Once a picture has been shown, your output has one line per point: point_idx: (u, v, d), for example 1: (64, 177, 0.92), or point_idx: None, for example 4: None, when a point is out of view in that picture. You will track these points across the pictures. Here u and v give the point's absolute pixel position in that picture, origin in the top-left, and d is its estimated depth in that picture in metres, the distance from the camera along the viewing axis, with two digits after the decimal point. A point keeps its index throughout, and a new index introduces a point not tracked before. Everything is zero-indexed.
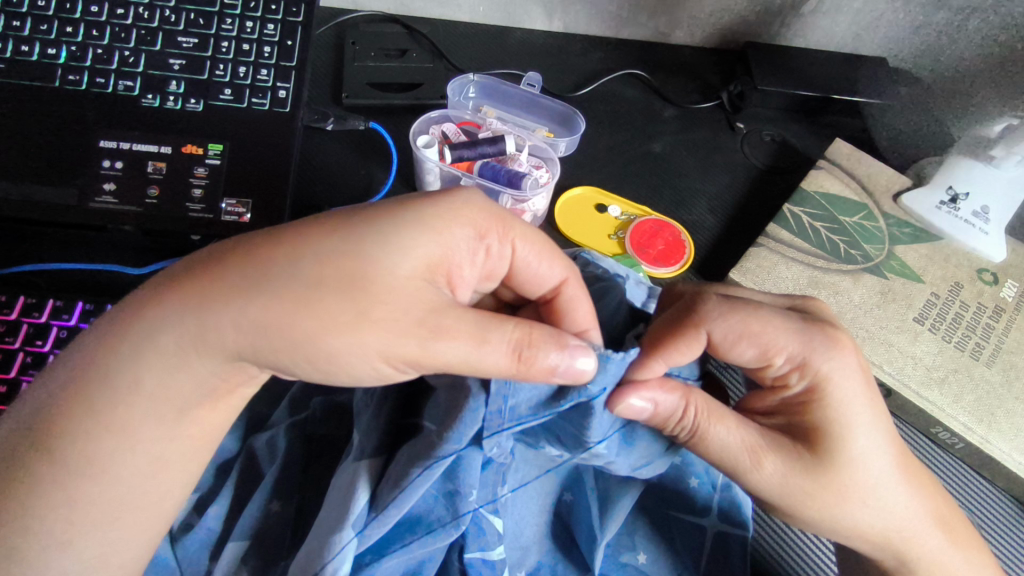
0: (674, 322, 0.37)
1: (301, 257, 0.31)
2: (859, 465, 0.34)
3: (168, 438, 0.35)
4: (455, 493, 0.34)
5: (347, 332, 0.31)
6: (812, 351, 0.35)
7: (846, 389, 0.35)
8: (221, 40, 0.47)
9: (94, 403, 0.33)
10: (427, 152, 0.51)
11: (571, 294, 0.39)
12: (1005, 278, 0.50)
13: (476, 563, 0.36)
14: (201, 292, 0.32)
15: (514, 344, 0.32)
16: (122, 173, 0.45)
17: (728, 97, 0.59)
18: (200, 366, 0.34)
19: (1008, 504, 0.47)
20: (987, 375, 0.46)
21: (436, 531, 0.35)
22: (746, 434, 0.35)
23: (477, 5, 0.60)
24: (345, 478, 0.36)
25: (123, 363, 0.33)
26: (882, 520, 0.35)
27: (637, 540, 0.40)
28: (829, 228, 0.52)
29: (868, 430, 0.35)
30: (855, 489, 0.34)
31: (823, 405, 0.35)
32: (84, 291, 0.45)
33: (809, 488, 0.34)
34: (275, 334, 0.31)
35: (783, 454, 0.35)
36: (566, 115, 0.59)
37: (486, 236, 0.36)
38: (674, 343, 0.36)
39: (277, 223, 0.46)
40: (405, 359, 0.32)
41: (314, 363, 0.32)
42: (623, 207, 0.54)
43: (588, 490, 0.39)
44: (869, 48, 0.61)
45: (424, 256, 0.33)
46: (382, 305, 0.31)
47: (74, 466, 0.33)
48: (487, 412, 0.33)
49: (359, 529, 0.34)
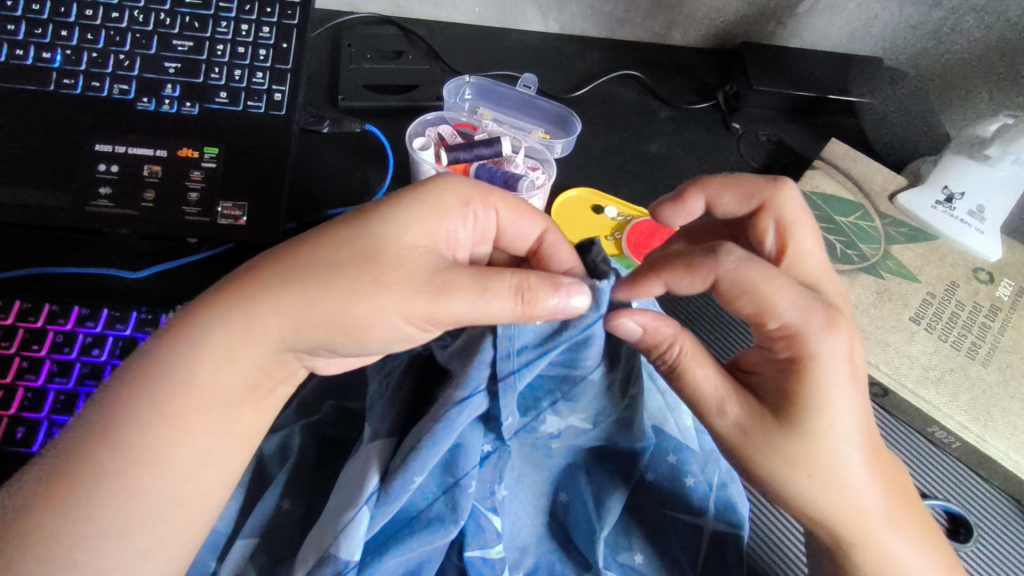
0: (687, 254, 0.36)
1: (324, 246, 0.33)
2: (824, 442, 0.33)
3: (213, 438, 0.35)
4: (455, 486, 0.35)
5: (370, 296, 0.32)
6: (809, 326, 0.33)
7: (833, 371, 0.32)
8: (216, 43, 0.47)
9: (153, 397, 0.34)
10: (423, 154, 0.51)
11: (555, 241, 0.39)
12: (1001, 277, 0.50)
13: (476, 562, 0.35)
14: (240, 295, 0.33)
15: (518, 284, 0.32)
16: (117, 177, 0.45)
17: (724, 97, 0.60)
18: (247, 358, 0.34)
19: (1006, 503, 0.46)
20: (983, 374, 0.46)
21: (438, 526, 0.35)
22: (721, 383, 0.35)
23: (473, 7, 0.60)
24: (359, 462, 0.37)
25: (175, 360, 0.34)
26: (831, 500, 0.34)
27: (635, 540, 0.40)
28: (825, 229, 0.52)
29: (849, 410, 0.33)
30: (814, 463, 0.33)
31: (802, 375, 0.32)
32: (80, 295, 0.45)
33: (762, 447, 0.33)
34: (310, 313, 0.33)
35: (750, 409, 0.34)
36: (562, 115, 0.58)
37: (471, 203, 0.37)
38: (680, 271, 0.35)
39: (275, 226, 0.47)
40: (429, 317, 0.32)
41: (344, 337, 0.33)
42: (619, 207, 0.54)
43: (583, 481, 0.40)
44: (864, 49, 0.61)
45: (422, 224, 0.35)
46: (398, 271, 0.32)
47: (127, 459, 0.33)
48: (494, 360, 0.33)
49: (371, 507, 0.34)
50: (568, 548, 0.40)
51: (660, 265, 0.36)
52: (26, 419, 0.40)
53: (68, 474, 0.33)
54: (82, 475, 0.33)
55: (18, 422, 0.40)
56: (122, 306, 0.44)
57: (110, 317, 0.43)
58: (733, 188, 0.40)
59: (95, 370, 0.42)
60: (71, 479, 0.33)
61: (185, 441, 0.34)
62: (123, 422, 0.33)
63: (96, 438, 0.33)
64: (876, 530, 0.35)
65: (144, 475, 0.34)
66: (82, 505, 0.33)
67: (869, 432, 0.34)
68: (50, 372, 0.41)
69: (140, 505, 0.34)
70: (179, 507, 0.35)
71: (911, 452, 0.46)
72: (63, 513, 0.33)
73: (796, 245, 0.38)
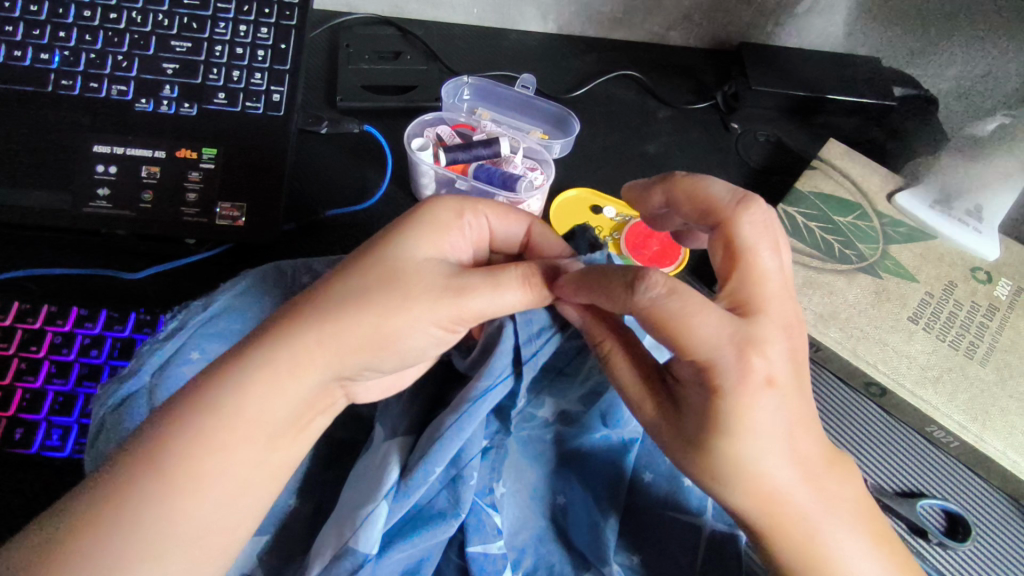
0: (611, 275, 0.32)
1: (351, 273, 0.35)
2: (736, 467, 0.31)
3: (254, 467, 0.34)
4: (457, 480, 0.36)
5: (401, 310, 0.34)
6: (718, 358, 0.30)
7: (749, 403, 0.30)
8: (214, 44, 0.47)
9: (204, 424, 0.32)
10: (421, 155, 0.51)
11: (541, 232, 0.41)
12: (999, 276, 0.50)
13: (478, 559, 0.36)
14: (286, 326, 0.34)
15: (524, 279, 0.35)
16: (116, 178, 0.45)
17: (722, 97, 0.60)
18: (296, 389, 0.34)
19: (1004, 502, 0.46)
20: (981, 374, 0.46)
21: (438, 522, 0.36)
22: (643, 386, 0.34)
23: (471, 7, 0.60)
24: (377, 457, 0.37)
25: (227, 387, 0.33)
26: (750, 519, 0.32)
27: (631, 542, 0.40)
28: (824, 228, 0.52)
29: (769, 428, 0.30)
30: (724, 483, 0.32)
31: (715, 403, 0.30)
32: (78, 297, 0.45)
33: (673, 449, 0.33)
34: (348, 334, 0.34)
35: (665, 417, 0.33)
36: (560, 116, 0.58)
37: (463, 214, 0.38)
38: (602, 297, 0.33)
39: (274, 227, 0.47)
40: (458, 319, 0.35)
41: (380, 354, 0.35)
42: (618, 208, 0.54)
43: (579, 480, 0.41)
44: (862, 48, 0.61)
45: (432, 244, 0.37)
46: (424, 289, 0.34)
47: (173, 484, 0.32)
48: (517, 341, 0.36)
49: (391, 497, 0.35)
50: (572, 553, 0.39)
51: (588, 280, 0.33)
52: (25, 420, 0.40)
53: (110, 498, 0.31)
54: (127, 498, 0.31)
55: (17, 423, 0.40)
56: (121, 307, 0.44)
57: (109, 318, 0.43)
58: (694, 198, 0.35)
59: (94, 371, 0.42)
60: (115, 504, 0.31)
61: (233, 470, 0.33)
62: (172, 446, 0.32)
63: (141, 461, 0.31)
64: (827, 539, 0.32)
65: (190, 501, 0.32)
66: (123, 531, 0.31)
67: (799, 446, 0.31)
68: (49, 373, 0.41)
69: (176, 533, 0.32)
70: (219, 537, 0.33)
71: (910, 452, 0.47)
72: (102, 540, 0.30)
73: (746, 263, 0.32)
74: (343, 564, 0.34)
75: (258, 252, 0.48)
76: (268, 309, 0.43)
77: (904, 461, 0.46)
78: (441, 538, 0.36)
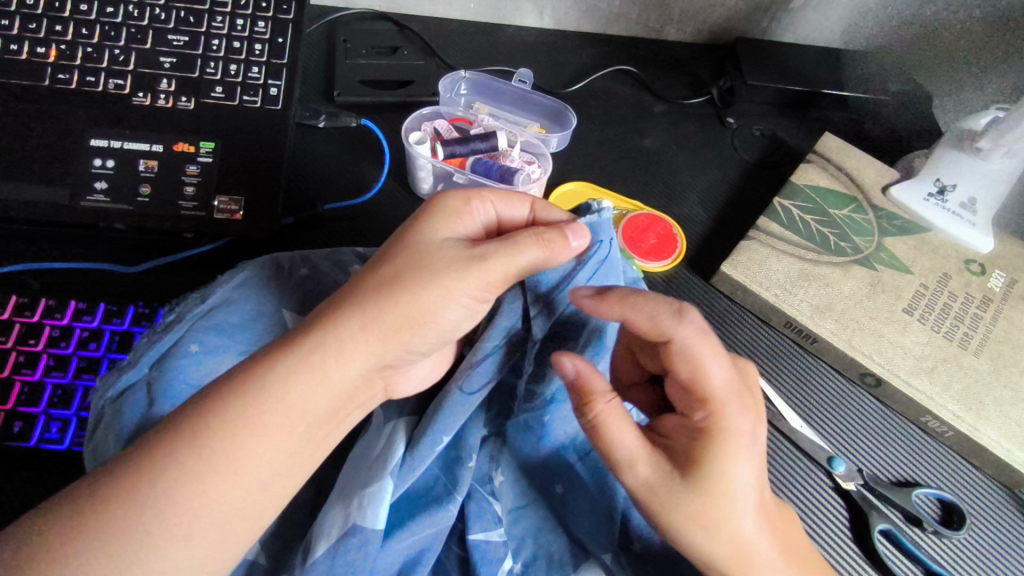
0: (650, 307, 0.36)
1: (381, 262, 0.36)
2: (730, 496, 0.33)
3: (283, 454, 0.33)
4: (458, 462, 0.38)
5: (433, 285, 0.34)
6: (728, 400, 0.34)
7: (740, 443, 0.33)
8: (211, 38, 0.47)
9: (246, 406, 0.32)
10: (419, 148, 0.50)
11: (545, 214, 0.42)
12: (992, 268, 0.50)
13: (480, 546, 0.37)
14: (326, 320, 0.34)
15: (538, 237, 0.36)
16: (113, 172, 0.46)
17: (717, 92, 0.61)
18: (337, 379, 0.34)
19: (997, 490, 0.46)
20: (975, 364, 0.46)
21: (438, 508, 0.37)
22: (636, 447, 0.34)
23: (468, 3, 0.60)
24: (383, 434, 0.39)
25: (275, 372, 0.33)
26: (718, 545, 0.33)
27: (631, 531, 0.40)
28: (819, 221, 0.52)
29: (744, 501, 0.33)
30: (717, 519, 0.33)
31: (708, 445, 0.33)
32: (76, 290, 0.45)
33: (663, 507, 0.34)
34: (378, 318, 0.34)
35: (659, 470, 0.34)
36: (558, 111, 0.59)
37: (471, 201, 0.39)
38: (641, 319, 0.36)
39: (270, 221, 0.47)
40: (487, 286, 0.36)
41: (418, 333, 0.35)
42: (615, 202, 0.54)
43: (579, 470, 0.41)
44: (857, 45, 0.61)
45: (449, 228, 0.38)
46: (453, 264, 0.35)
47: (210, 464, 0.31)
48: (525, 301, 0.40)
49: (396, 472, 0.36)
50: (572, 543, 0.39)
51: (625, 306, 0.36)
52: (23, 413, 0.40)
53: (148, 469, 0.30)
54: (165, 471, 0.30)
55: (16, 416, 0.40)
56: (119, 300, 0.44)
57: (108, 311, 0.43)
58: (621, 419, 0.35)
59: (92, 364, 0.42)
60: (149, 479, 0.30)
61: (268, 454, 0.32)
62: (213, 423, 0.31)
63: (184, 437, 0.31)
64: None
65: (226, 480, 0.31)
66: (157, 504, 0.30)
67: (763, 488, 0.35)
68: (46, 367, 0.41)
69: (212, 512, 0.31)
70: (248, 520, 0.32)
71: (904, 445, 0.47)
72: (137, 510, 0.30)
73: (606, 438, 0.35)
74: (349, 545, 0.35)
75: (256, 246, 0.49)
76: (263, 303, 0.43)
77: (900, 452, 0.47)
78: (443, 524, 0.37)
